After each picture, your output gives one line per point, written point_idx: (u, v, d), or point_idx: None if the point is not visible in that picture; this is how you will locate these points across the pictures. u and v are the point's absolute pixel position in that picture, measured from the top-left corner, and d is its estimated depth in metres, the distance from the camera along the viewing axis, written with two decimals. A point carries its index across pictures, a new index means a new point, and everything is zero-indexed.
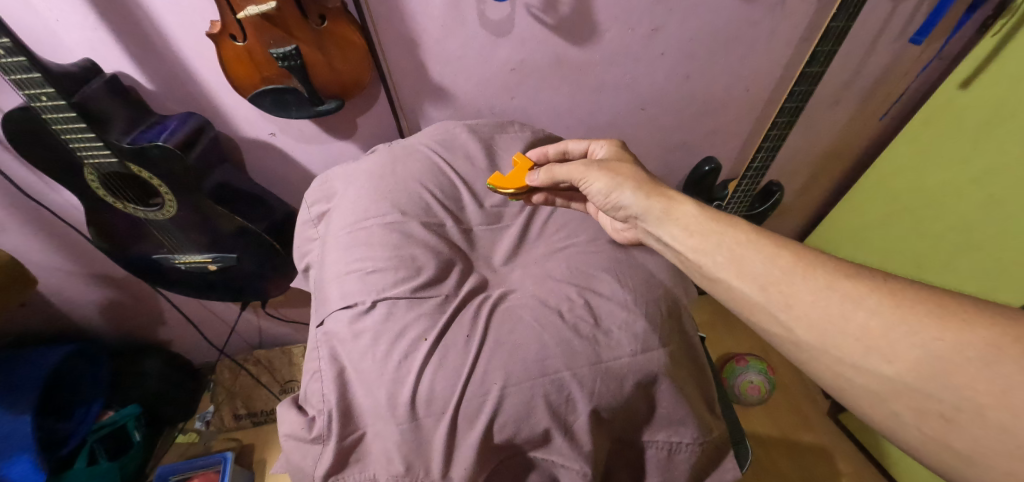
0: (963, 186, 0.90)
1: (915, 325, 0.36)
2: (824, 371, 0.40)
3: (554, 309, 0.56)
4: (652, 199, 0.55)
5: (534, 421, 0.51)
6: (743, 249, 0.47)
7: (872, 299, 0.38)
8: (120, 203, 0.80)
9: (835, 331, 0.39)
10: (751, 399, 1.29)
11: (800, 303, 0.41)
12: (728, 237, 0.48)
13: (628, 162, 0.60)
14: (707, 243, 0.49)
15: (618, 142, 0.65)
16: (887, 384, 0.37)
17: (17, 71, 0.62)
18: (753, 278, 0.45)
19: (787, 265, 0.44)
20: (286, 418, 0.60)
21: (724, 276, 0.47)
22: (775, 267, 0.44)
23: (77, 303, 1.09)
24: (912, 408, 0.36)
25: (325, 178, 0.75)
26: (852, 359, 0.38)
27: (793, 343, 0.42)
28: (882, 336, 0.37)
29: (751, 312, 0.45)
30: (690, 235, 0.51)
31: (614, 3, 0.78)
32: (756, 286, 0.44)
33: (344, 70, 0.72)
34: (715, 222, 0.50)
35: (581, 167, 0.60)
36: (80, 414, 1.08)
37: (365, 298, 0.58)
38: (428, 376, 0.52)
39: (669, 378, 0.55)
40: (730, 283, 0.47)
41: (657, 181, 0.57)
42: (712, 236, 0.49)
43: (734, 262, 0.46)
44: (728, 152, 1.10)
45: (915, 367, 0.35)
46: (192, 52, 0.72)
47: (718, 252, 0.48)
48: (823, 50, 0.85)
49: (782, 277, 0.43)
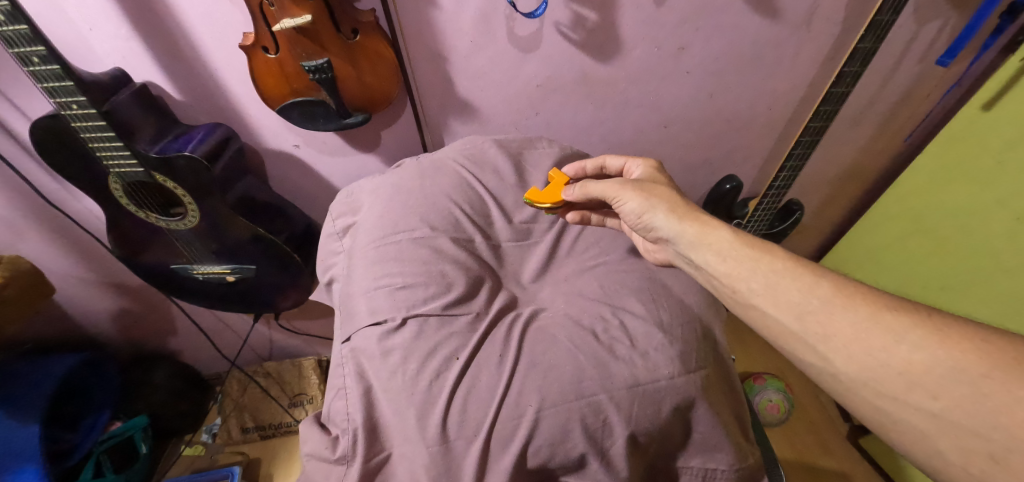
0: (989, 208, 0.89)
1: (962, 362, 0.35)
2: (864, 406, 0.39)
3: (588, 330, 0.55)
4: (685, 223, 0.53)
5: (570, 446, 0.50)
6: (779, 277, 0.45)
7: (914, 334, 0.37)
8: (142, 212, 0.79)
9: (876, 365, 0.38)
10: (772, 420, 1.25)
11: (839, 334, 0.40)
12: (763, 265, 0.47)
13: (663, 184, 0.59)
14: (740, 269, 0.48)
15: (656, 162, 0.63)
16: (933, 421, 0.35)
17: (49, 80, 0.61)
18: (790, 307, 0.43)
19: (826, 294, 0.42)
20: (310, 437, 0.59)
21: (758, 304, 0.46)
22: (813, 297, 0.42)
23: (90, 311, 1.08)
24: (958, 446, 0.34)
25: (351, 191, 0.74)
26: (894, 393, 0.37)
27: (831, 375, 0.41)
28: (926, 372, 0.36)
29: (787, 341, 0.44)
30: (723, 260, 0.49)
31: (641, 22, 0.78)
32: (792, 316, 0.43)
33: (373, 83, 0.72)
34: (751, 249, 0.48)
35: (614, 183, 0.58)
36: (87, 426, 1.05)
37: (395, 315, 0.56)
38: (460, 398, 0.51)
39: (706, 402, 0.53)
40: (766, 311, 0.45)
41: (693, 205, 0.55)
42: (748, 263, 0.47)
43: (770, 290, 0.45)
44: (749, 171, 1.10)
45: (962, 404, 0.34)
46: (222, 64, 0.72)
47: (753, 278, 0.46)
48: (849, 71, 0.85)
49: (821, 307, 0.42)
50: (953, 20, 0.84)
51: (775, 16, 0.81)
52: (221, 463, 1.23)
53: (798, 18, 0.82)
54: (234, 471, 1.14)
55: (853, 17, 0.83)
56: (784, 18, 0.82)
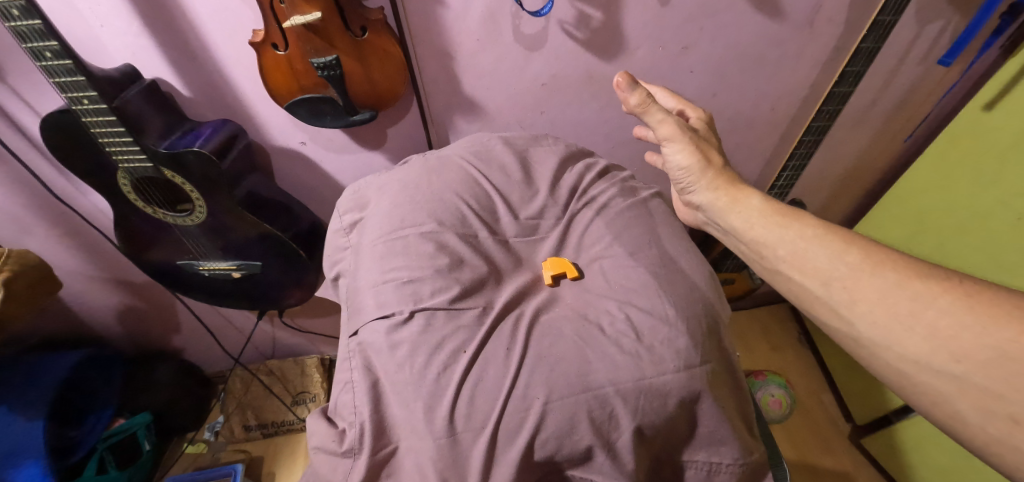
0: (991, 208, 0.88)
1: (988, 327, 0.37)
2: (887, 368, 0.42)
3: (594, 324, 0.56)
4: (720, 192, 0.56)
5: (577, 438, 0.50)
6: (808, 245, 0.48)
7: (944, 299, 0.39)
8: (149, 208, 0.80)
9: (899, 328, 0.41)
10: (774, 416, 1.25)
11: (865, 300, 0.43)
12: (791, 232, 0.50)
13: (710, 142, 0.59)
14: (768, 236, 0.51)
15: (706, 115, 0.63)
16: (954, 383, 0.38)
17: (61, 75, 0.62)
18: (817, 273, 0.47)
19: (854, 261, 0.45)
20: (317, 430, 0.59)
21: (785, 270, 0.49)
22: (842, 263, 0.45)
23: (94, 308, 1.09)
24: (978, 407, 0.36)
25: (359, 187, 0.75)
26: (916, 356, 0.40)
27: (855, 339, 0.44)
28: (952, 335, 0.38)
29: (812, 305, 0.47)
30: (752, 228, 0.53)
31: (646, 21, 0.79)
32: (818, 282, 0.46)
33: (380, 80, 0.72)
34: (781, 217, 0.52)
35: (673, 129, 0.57)
36: (92, 420, 1.06)
37: (402, 308, 0.57)
38: (467, 390, 0.51)
39: (711, 396, 0.54)
40: (792, 276, 0.49)
41: (732, 173, 0.57)
42: (777, 230, 0.51)
43: (797, 256, 0.48)
44: (751, 171, 1.11)
45: (985, 367, 0.36)
46: (232, 61, 0.73)
47: (782, 245, 0.50)
48: (852, 70, 0.86)
49: (848, 274, 0.45)
50: (954, 20, 0.85)
51: (778, 16, 0.82)
52: (224, 461, 1.24)
53: (801, 18, 0.82)
54: (237, 469, 1.14)
55: (855, 17, 0.83)
56: (787, 18, 0.82)
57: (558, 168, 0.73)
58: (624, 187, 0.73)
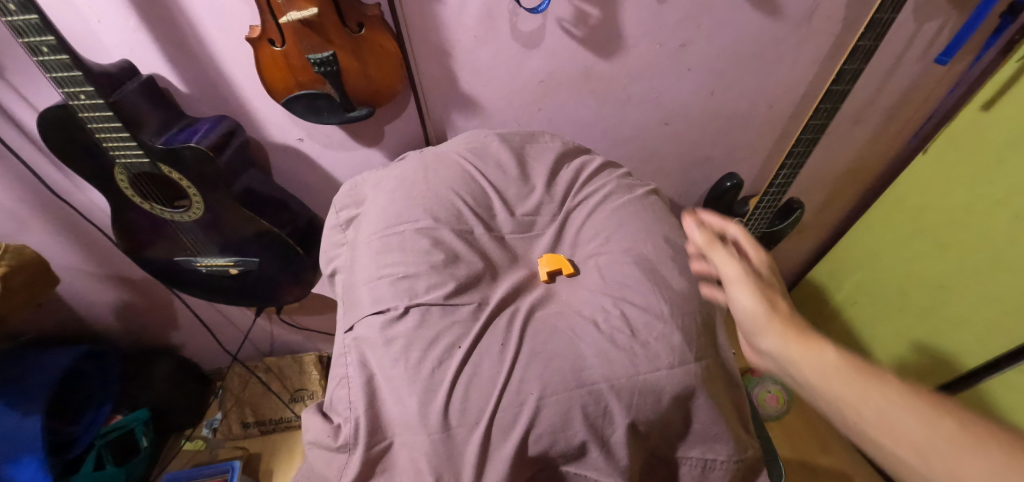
0: (989, 207, 0.89)
1: None
2: None
3: (589, 320, 0.56)
4: (788, 338, 0.49)
5: (571, 434, 0.50)
6: (864, 391, 0.43)
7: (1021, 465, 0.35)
8: (147, 203, 0.80)
9: None
10: (771, 412, 1.26)
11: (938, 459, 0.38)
12: (844, 376, 0.45)
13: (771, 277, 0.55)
14: (828, 384, 0.45)
15: None
16: None
17: (58, 70, 0.62)
18: (878, 424, 0.41)
19: (916, 412, 0.40)
20: (312, 425, 0.59)
21: (847, 417, 0.43)
22: (902, 413, 0.41)
23: (92, 304, 1.09)
24: None
25: (355, 184, 0.74)
26: None
27: None
28: None
29: (881, 459, 0.42)
30: (807, 364, 0.47)
31: (643, 18, 0.79)
32: (883, 434, 0.41)
33: (377, 76, 0.72)
34: (835, 356, 0.46)
35: (737, 271, 0.54)
36: (90, 417, 1.07)
37: (397, 303, 0.57)
38: (461, 386, 0.52)
39: (706, 392, 0.54)
40: (852, 425, 0.43)
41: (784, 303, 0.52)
42: (836, 378, 0.45)
43: (859, 408, 0.43)
44: (749, 169, 1.11)
45: None
46: (228, 57, 0.73)
47: (841, 394, 0.44)
48: (850, 69, 0.86)
49: (909, 426, 0.40)
50: (952, 19, 0.84)
51: (776, 14, 0.82)
52: (222, 457, 1.26)
53: (799, 16, 0.82)
54: (235, 466, 1.14)
55: (853, 16, 0.83)
56: (784, 16, 0.82)
57: (555, 165, 0.73)
58: (620, 184, 0.73)
